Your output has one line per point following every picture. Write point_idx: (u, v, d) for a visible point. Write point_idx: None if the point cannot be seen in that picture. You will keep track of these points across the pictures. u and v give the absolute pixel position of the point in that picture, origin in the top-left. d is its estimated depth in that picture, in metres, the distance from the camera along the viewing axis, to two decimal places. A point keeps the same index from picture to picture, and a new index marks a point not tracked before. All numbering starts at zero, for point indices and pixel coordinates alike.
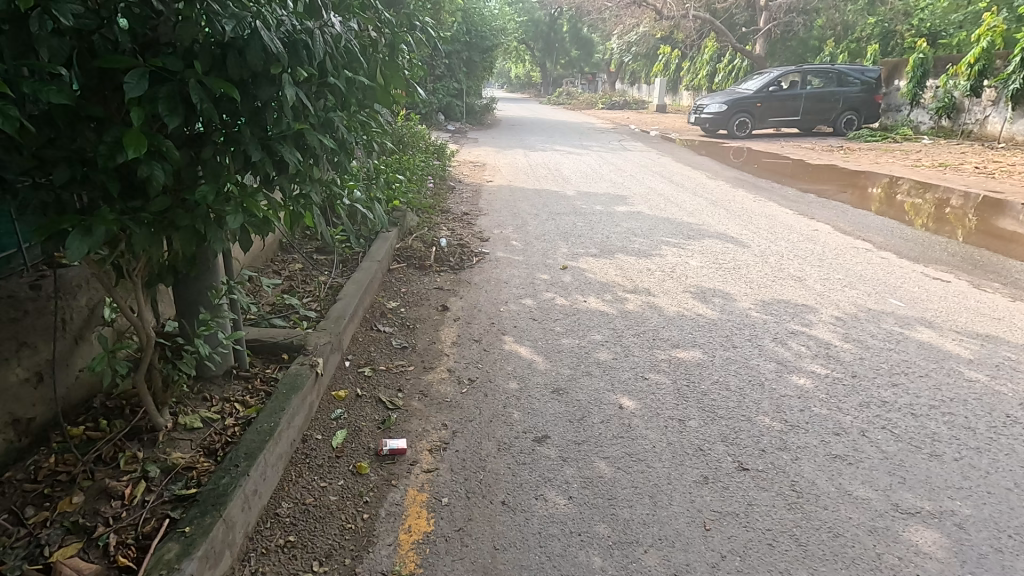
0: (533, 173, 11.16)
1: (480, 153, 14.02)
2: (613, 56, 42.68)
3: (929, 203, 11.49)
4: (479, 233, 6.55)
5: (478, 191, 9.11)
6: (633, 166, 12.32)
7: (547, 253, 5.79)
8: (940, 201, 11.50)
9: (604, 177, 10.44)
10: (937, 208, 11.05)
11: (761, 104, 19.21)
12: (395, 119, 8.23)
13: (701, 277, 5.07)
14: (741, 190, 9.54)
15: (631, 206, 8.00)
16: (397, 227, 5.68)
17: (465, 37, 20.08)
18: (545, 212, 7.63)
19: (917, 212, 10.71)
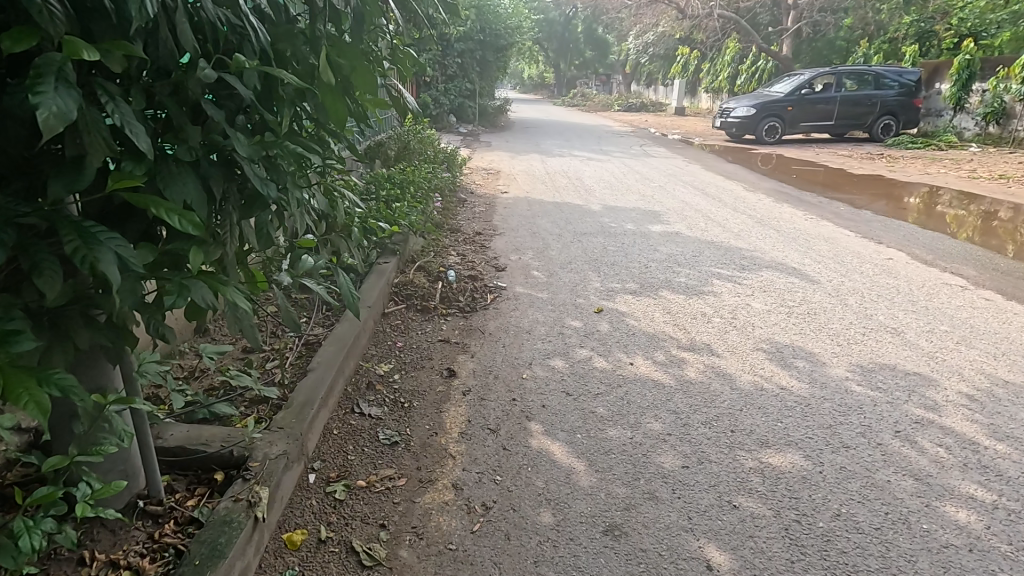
0: (552, 182, 10.17)
1: (492, 159, 13.07)
2: (630, 57, 41.57)
3: (973, 215, 10.46)
4: (493, 259, 5.58)
5: (492, 205, 8.13)
6: (659, 175, 11.30)
7: (576, 288, 4.81)
8: (987, 213, 10.45)
9: (631, 189, 9.43)
10: (983, 221, 10.00)
11: (792, 107, 18.07)
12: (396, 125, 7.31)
13: (771, 327, 4.07)
14: (787, 205, 8.50)
15: (667, 226, 6.98)
16: (396, 254, 4.73)
17: (479, 36, 19.19)
18: (569, 232, 6.65)
19: (960, 224, 9.68)
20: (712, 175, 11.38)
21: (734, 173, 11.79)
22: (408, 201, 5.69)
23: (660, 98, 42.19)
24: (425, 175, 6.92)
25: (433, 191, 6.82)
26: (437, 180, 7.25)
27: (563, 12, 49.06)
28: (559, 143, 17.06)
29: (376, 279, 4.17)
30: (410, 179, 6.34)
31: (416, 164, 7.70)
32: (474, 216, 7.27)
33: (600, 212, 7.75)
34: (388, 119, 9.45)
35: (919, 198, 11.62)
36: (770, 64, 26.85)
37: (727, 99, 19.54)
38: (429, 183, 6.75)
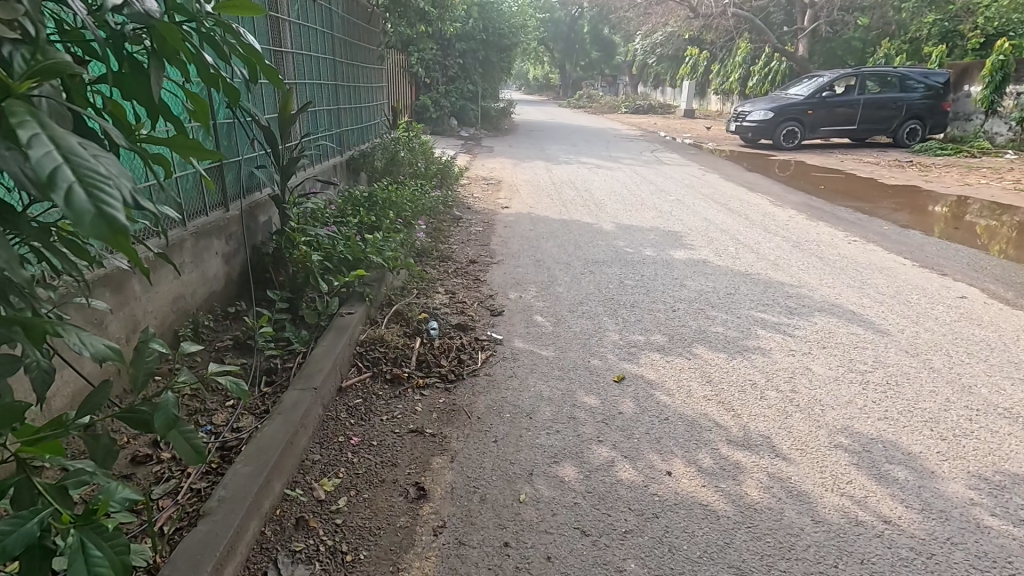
0: (558, 194, 9.25)
1: (494, 166, 12.16)
2: (637, 57, 40.58)
3: (1006, 226, 9.57)
4: (488, 297, 4.66)
5: (490, 224, 7.19)
6: (674, 186, 10.36)
7: (589, 343, 3.88)
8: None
9: (646, 204, 8.48)
10: (1018, 234, 9.08)
11: (812, 111, 17.09)
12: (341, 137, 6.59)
13: (846, 407, 3.12)
14: (822, 223, 7.55)
15: (692, 253, 6.03)
16: (366, 302, 3.80)
17: (481, 35, 18.26)
18: (579, 259, 5.71)
19: (996, 238, 8.76)
20: (733, 186, 10.42)
21: (756, 184, 10.82)
22: (388, 227, 4.78)
23: (669, 100, 41.20)
24: (411, 195, 6.02)
25: (422, 211, 5.93)
26: (426, 198, 6.35)
27: (569, 12, 48.11)
28: (565, 148, 16.11)
29: (333, 343, 3.24)
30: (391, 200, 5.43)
31: (404, 181, 6.81)
32: (468, 239, 6.36)
33: (613, 233, 6.80)
34: (376, 125, 8.54)
35: (947, 209, 10.74)
36: (784, 65, 25.81)
37: (743, 103, 18.55)
38: (416, 202, 5.85)
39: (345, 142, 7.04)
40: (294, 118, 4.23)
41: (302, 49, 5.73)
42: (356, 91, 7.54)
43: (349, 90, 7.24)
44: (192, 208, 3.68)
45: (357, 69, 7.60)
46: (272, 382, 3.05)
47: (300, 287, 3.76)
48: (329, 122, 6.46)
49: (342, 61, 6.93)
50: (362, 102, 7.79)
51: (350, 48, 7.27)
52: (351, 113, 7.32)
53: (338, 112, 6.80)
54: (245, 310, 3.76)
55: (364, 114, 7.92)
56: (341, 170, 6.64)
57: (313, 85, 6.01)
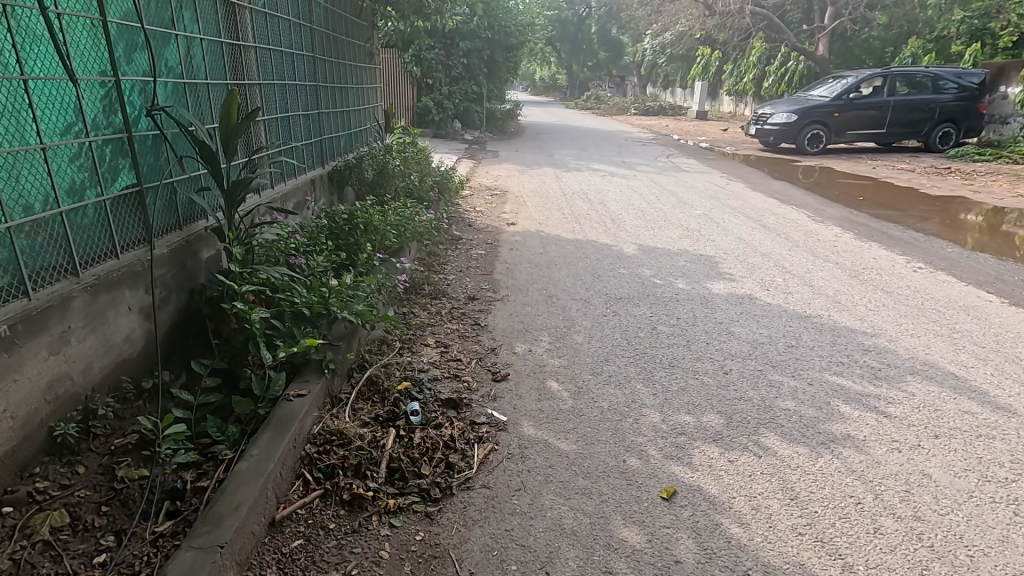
0: (570, 207, 8.32)
1: (499, 174, 11.26)
2: (647, 57, 39.57)
3: None
4: (488, 352, 3.73)
5: (494, 246, 6.24)
6: (696, 196, 9.43)
7: (621, 429, 2.92)
8: None
9: (670, 220, 7.50)
10: None
11: (839, 114, 15.98)
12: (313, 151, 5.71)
13: (1005, 553, 2.16)
14: (875, 244, 6.58)
15: (734, 286, 5.06)
16: (325, 375, 2.85)
17: (487, 33, 17.32)
18: (600, 295, 4.76)
19: None
20: (763, 197, 9.43)
21: (788, 195, 9.82)
22: (364, 261, 3.82)
23: (679, 101, 40.19)
24: (399, 216, 5.08)
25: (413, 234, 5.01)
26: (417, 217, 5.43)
27: (577, 12, 47.15)
28: (575, 153, 15.17)
29: (267, 452, 2.28)
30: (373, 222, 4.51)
31: (391, 200, 5.92)
32: (467, 268, 5.42)
33: (636, 258, 5.84)
34: (367, 131, 7.62)
35: (981, 217, 10.04)
36: (802, 64, 24.75)
37: (763, 104, 17.51)
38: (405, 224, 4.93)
39: (326, 151, 6.12)
40: (245, 128, 3.30)
41: (269, 43, 4.81)
42: (342, 93, 6.63)
43: (332, 93, 6.33)
44: (95, 250, 2.76)
45: (344, 69, 6.69)
46: (180, 516, 2.14)
47: (240, 353, 2.82)
48: (304, 129, 5.55)
49: (323, 59, 6.03)
50: (349, 105, 6.88)
51: (335, 45, 6.37)
52: (334, 118, 6.39)
53: (317, 117, 5.89)
54: (166, 384, 2.85)
55: (351, 120, 7.00)
56: (320, 185, 5.72)
57: (284, 86, 5.10)
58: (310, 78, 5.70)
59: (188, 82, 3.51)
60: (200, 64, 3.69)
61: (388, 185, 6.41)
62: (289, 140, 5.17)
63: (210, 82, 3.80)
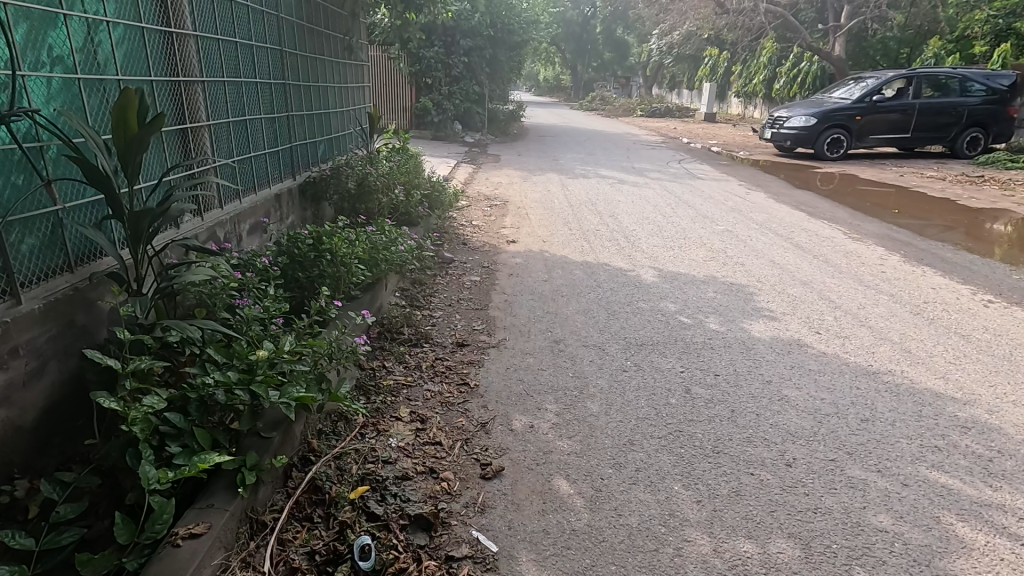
0: (577, 221, 7.49)
1: (500, 181, 10.43)
2: (654, 58, 38.71)
3: None
4: (476, 429, 2.89)
5: (491, 271, 5.41)
6: (716, 208, 8.58)
7: (660, 569, 2.08)
8: None
9: (692, 239, 6.65)
10: None
11: (860, 117, 15.07)
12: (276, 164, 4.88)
13: None
14: (928, 269, 5.74)
15: (778, 328, 4.22)
16: (238, 497, 2.01)
17: (489, 31, 16.49)
18: (617, 342, 3.92)
19: None
20: (790, 210, 8.57)
21: (815, 207, 8.97)
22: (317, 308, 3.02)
23: (686, 102, 39.33)
24: (374, 239, 4.25)
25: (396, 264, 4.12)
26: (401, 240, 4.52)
27: (582, 11, 46.32)
28: (581, 157, 14.34)
29: None
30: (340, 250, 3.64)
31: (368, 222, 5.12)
32: (456, 300, 4.59)
33: (657, 289, 4.99)
34: (349, 137, 6.79)
35: (1009, 227, 9.37)
36: (816, 65, 23.88)
37: (778, 107, 16.61)
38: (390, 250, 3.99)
39: (297, 162, 5.32)
40: (149, 139, 2.45)
41: (218, 33, 3.99)
42: (317, 94, 5.80)
43: (305, 93, 5.50)
44: None
45: (319, 66, 5.86)
46: None
47: (120, 461, 2.00)
48: (267, 137, 4.74)
49: (294, 54, 5.22)
50: (326, 107, 6.05)
51: (307, 37, 5.53)
52: (306, 123, 5.57)
53: (285, 122, 5.07)
54: (19, 498, 2.03)
55: (329, 123, 6.19)
56: (287, 202, 4.92)
57: (238, 85, 4.28)
58: (275, 75, 4.87)
59: (84, 78, 2.70)
60: (108, 55, 2.90)
61: (371, 198, 5.45)
62: (243, 150, 4.37)
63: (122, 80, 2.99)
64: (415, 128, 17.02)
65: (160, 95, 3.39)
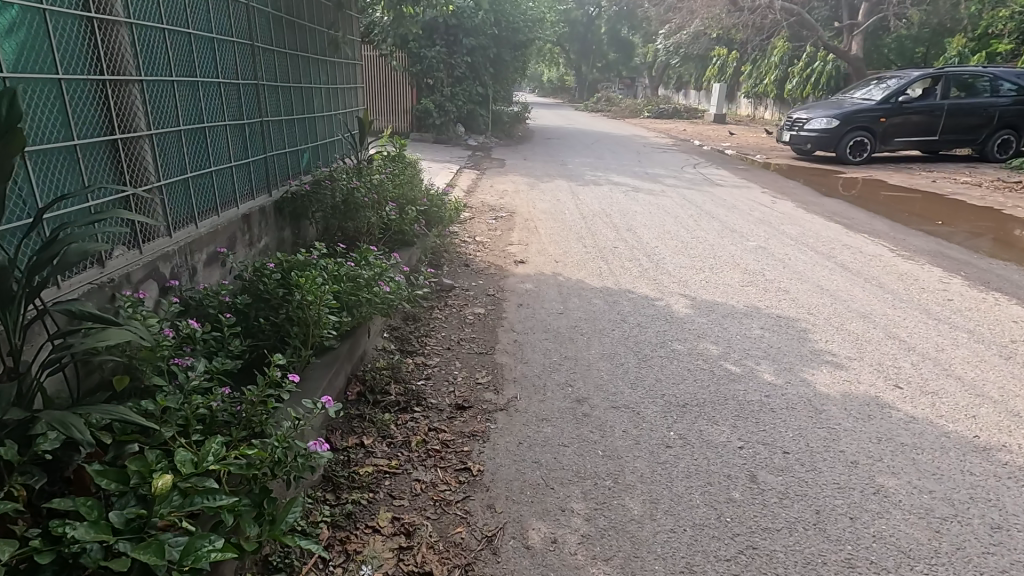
0: (592, 236, 6.75)
1: (505, 189, 9.71)
2: (660, 58, 38.02)
3: None
4: (481, 549, 2.16)
5: (497, 300, 4.67)
6: (742, 219, 7.84)
7: None
8: None
9: (723, 260, 5.90)
10: None
11: (885, 119, 14.27)
12: (241, 180, 4.15)
13: None
14: (1001, 296, 4.98)
15: (848, 380, 3.46)
16: None
17: (493, 29, 15.79)
18: (654, 402, 3.17)
19: None
20: (824, 222, 7.80)
21: (850, 217, 8.20)
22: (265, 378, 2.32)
23: (693, 103, 38.58)
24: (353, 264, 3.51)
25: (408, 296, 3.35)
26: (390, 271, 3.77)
27: (587, 11, 45.68)
28: (590, 162, 13.60)
29: None
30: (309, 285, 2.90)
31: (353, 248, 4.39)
32: (455, 342, 3.85)
33: (692, 325, 4.24)
34: (336, 144, 6.06)
35: None
36: (830, 65, 23.10)
37: (797, 108, 15.81)
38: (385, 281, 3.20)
39: (272, 175, 4.61)
40: (8, 162, 1.73)
41: (165, 23, 3.29)
42: (297, 96, 5.08)
43: (280, 95, 4.79)
44: None
45: (300, 65, 5.15)
46: None
47: None
48: (232, 148, 4.03)
49: (266, 50, 4.50)
50: (307, 111, 5.34)
51: (284, 31, 4.81)
52: (283, 131, 4.85)
53: (255, 130, 4.36)
54: None
55: (313, 129, 5.47)
56: (258, 223, 4.22)
57: (193, 87, 3.57)
58: (242, 75, 4.16)
59: None
60: None
61: (358, 219, 4.71)
62: (199, 164, 3.65)
63: (8, 77, 2.28)
64: (416, 130, 16.34)
65: (76, 97, 2.67)
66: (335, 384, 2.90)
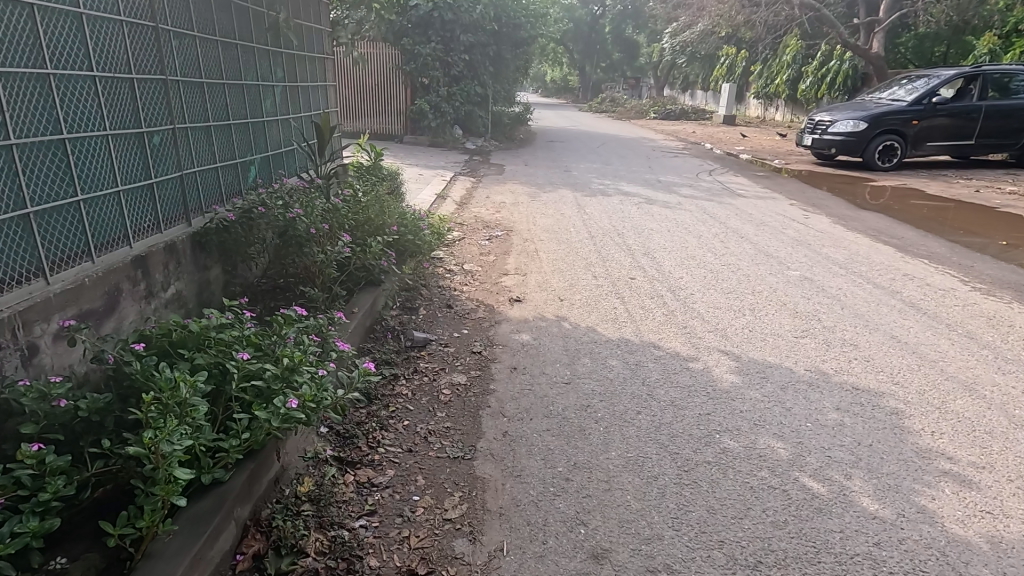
0: (602, 263, 5.68)
1: (502, 201, 8.65)
2: (666, 58, 36.92)
3: None
4: None
5: (484, 363, 3.59)
6: (774, 239, 6.78)
7: None
8: None
9: (764, 298, 4.82)
10: None
11: (917, 121, 13.13)
12: (131, 209, 3.09)
13: None
14: None
15: (987, 510, 2.38)
16: None
17: (493, 25, 14.75)
18: (711, 561, 2.10)
19: None
20: (872, 244, 6.70)
21: (899, 237, 7.12)
22: None
23: (700, 104, 37.56)
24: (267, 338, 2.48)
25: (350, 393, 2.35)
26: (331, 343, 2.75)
27: (591, 11, 44.68)
28: (596, 168, 12.54)
29: None
30: (170, 391, 1.85)
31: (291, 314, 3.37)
32: (421, 437, 2.78)
33: (745, 404, 3.16)
34: (288, 156, 4.99)
35: None
36: (847, 63, 21.97)
37: (818, 110, 14.69)
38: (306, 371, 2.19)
39: (186, 198, 3.57)
40: None
41: None
42: (227, 97, 4.04)
43: (202, 96, 3.74)
44: None
45: (231, 56, 4.10)
46: None
47: None
48: (116, 167, 2.99)
49: (177, 36, 3.46)
50: (243, 115, 4.28)
51: (205, 12, 3.77)
52: (207, 141, 3.80)
53: (160, 140, 3.32)
54: None
55: (253, 138, 4.42)
56: (162, 265, 3.17)
57: (44, 82, 2.55)
58: (136, 67, 3.12)
59: None
60: None
61: (309, 257, 3.62)
62: (55, 191, 2.61)
63: None
64: (410, 133, 15.31)
65: None
66: (210, 553, 1.84)
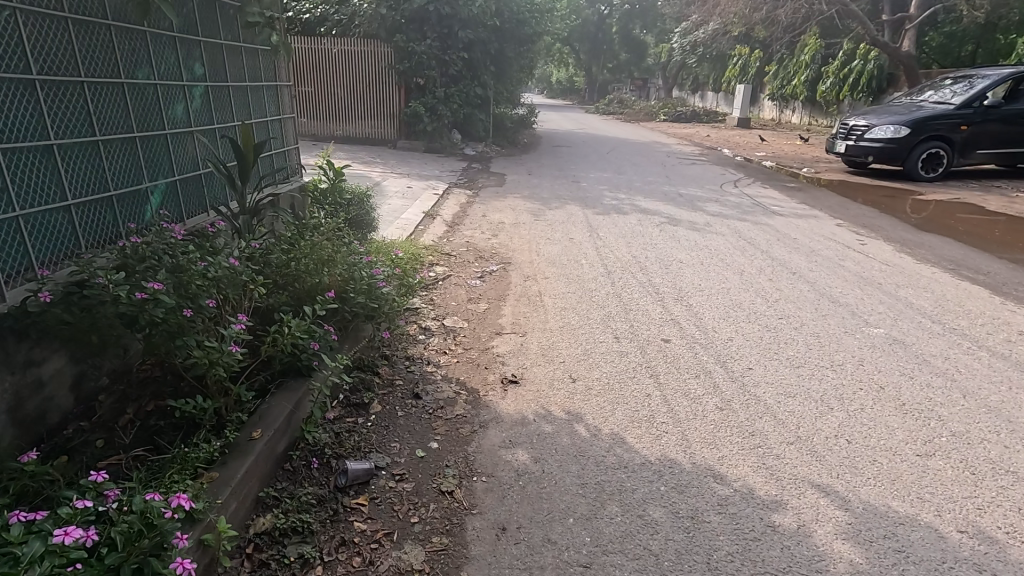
0: (622, 314, 4.41)
1: (500, 222, 7.38)
2: (676, 58, 35.52)
3: None
4: None
5: (456, 519, 2.30)
6: (833, 276, 5.49)
7: None
8: None
9: (850, 375, 3.55)
10: None
11: (967, 126, 11.77)
12: None
13: None
14: None
15: None
16: None
17: (494, 20, 13.45)
18: None
19: None
20: (956, 283, 5.40)
21: (983, 272, 5.82)
22: None
23: (711, 106, 36.16)
24: None
25: None
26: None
27: (598, 10, 43.36)
28: (607, 178, 11.24)
29: None
30: None
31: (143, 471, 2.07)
32: None
33: None
34: (201, 183, 3.70)
35: None
36: (872, 63, 20.55)
37: (851, 114, 13.32)
38: None
39: None
40: None
41: None
42: (77, 100, 2.77)
43: (22, 97, 2.46)
44: None
45: (88, 41, 2.84)
46: None
47: None
48: None
49: None
50: (115, 128, 3.00)
51: None
52: (32, 167, 2.51)
53: None
54: None
55: (133, 160, 3.14)
56: None
57: None
58: None
59: None
60: None
61: (183, 360, 2.24)
62: None
63: None
64: (405, 137, 14.04)
65: None
66: None
